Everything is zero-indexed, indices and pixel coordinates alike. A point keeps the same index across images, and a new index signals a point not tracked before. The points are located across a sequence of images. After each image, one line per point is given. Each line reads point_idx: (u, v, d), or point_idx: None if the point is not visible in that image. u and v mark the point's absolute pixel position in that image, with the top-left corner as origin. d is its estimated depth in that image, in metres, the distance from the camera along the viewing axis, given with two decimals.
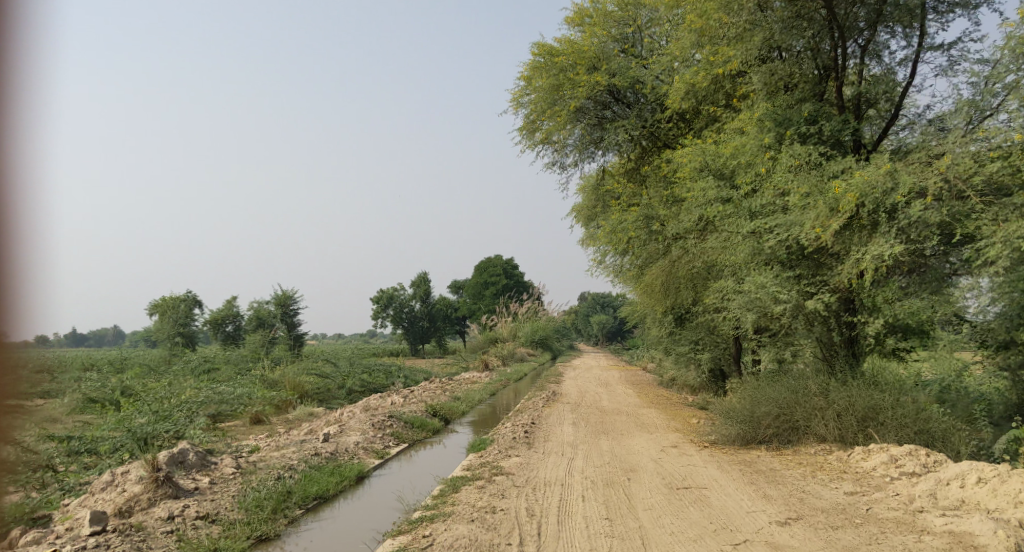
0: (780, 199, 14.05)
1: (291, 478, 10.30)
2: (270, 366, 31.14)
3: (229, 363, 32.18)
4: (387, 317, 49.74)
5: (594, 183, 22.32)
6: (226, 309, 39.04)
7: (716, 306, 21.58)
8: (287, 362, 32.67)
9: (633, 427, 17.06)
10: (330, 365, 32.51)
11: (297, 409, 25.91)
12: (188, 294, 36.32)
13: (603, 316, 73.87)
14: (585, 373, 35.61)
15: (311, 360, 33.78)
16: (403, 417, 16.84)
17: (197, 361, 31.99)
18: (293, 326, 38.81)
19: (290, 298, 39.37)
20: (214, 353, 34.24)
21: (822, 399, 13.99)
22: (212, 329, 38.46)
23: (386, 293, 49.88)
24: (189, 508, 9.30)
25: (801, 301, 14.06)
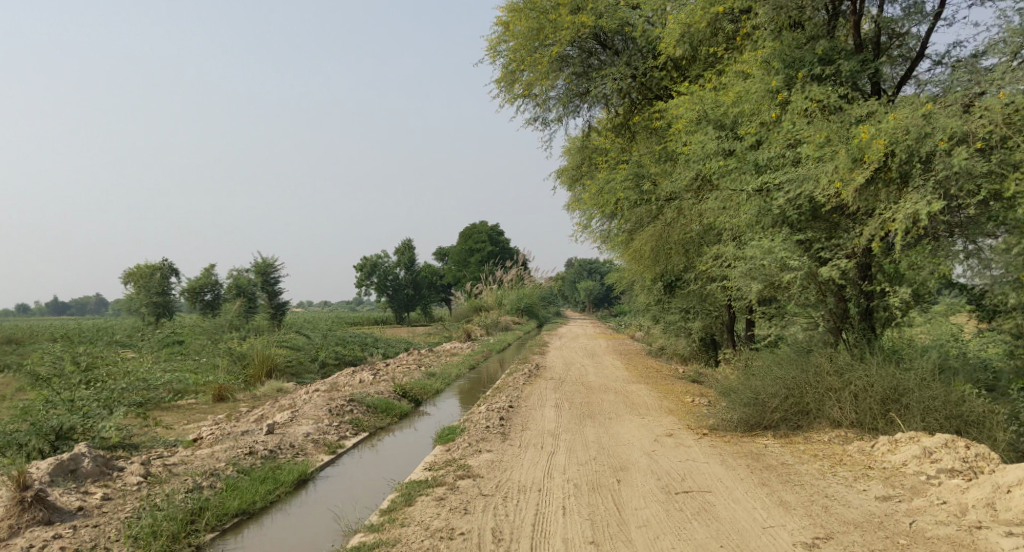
0: (790, 150, 12.23)
1: (208, 490, 8.72)
2: (239, 337, 29.27)
3: (198, 335, 30.23)
4: (371, 285, 47.87)
5: (579, 142, 20.49)
6: (203, 277, 36.92)
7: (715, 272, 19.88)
8: (261, 333, 30.78)
9: (622, 409, 15.40)
10: (307, 337, 30.71)
11: (264, 385, 24.15)
12: (164, 262, 33.86)
13: (591, 282, 72.12)
14: (573, 342, 34.05)
15: (284, 331, 31.88)
16: (366, 401, 15.14)
17: (165, 334, 29.97)
18: (273, 294, 37.06)
19: (268, 266, 37.64)
20: (180, 325, 32.30)
21: (836, 378, 12.30)
22: (189, 298, 36.32)
23: (369, 260, 47.96)
24: (56, 542, 7.79)
25: (814, 269, 12.36)
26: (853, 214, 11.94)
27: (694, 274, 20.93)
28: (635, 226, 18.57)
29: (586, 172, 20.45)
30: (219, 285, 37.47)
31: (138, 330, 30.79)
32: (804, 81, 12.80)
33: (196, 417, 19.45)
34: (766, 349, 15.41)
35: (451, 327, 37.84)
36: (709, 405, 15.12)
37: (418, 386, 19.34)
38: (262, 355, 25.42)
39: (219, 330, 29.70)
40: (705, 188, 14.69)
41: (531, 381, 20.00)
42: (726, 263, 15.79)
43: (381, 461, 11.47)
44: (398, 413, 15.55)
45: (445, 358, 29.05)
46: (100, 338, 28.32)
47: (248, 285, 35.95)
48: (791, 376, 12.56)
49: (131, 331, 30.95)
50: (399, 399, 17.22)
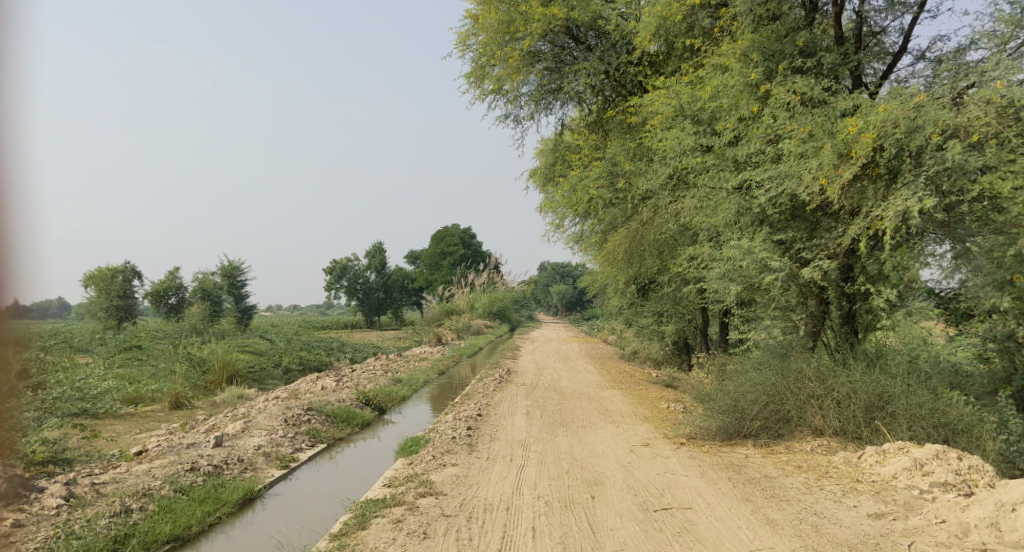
0: (771, 146, 11.66)
1: (138, 511, 8.23)
2: (199, 341, 28.26)
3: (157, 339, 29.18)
4: (341, 288, 46.91)
5: (551, 142, 19.88)
6: (167, 280, 35.69)
7: (689, 274, 19.32)
8: (223, 337, 29.79)
9: (594, 417, 14.74)
10: (273, 340, 29.82)
11: (224, 392, 23.23)
12: (126, 265, 32.67)
13: (563, 286, 71.57)
14: (544, 346, 33.42)
15: (248, 335, 30.90)
16: (324, 410, 14.43)
17: (123, 339, 28.89)
18: (240, 298, 36.31)
19: (235, 269, 36.83)
20: (139, 329, 31.21)
21: (818, 384, 11.70)
22: (153, 302, 35.16)
23: (339, 263, 47.03)
24: None
25: (796, 270, 11.77)
26: (838, 211, 11.36)
27: (667, 276, 20.38)
28: (609, 226, 17.97)
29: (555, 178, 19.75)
30: (184, 289, 36.36)
31: (98, 334, 29.70)
32: (784, 73, 12.25)
33: (149, 426, 18.57)
34: (743, 353, 14.85)
35: (421, 330, 37.07)
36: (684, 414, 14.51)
37: (382, 393, 18.60)
38: (223, 360, 24.52)
39: (181, 333, 28.73)
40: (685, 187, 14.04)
41: (501, 388, 19.31)
42: (703, 264, 15.19)
43: (336, 478, 10.80)
44: (358, 423, 14.78)
45: (414, 363, 28.30)
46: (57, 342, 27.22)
47: (214, 289, 34.95)
48: (771, 382, 11.94)
49: (90, 335, 29.83)
50: (361, 407, 16.48)
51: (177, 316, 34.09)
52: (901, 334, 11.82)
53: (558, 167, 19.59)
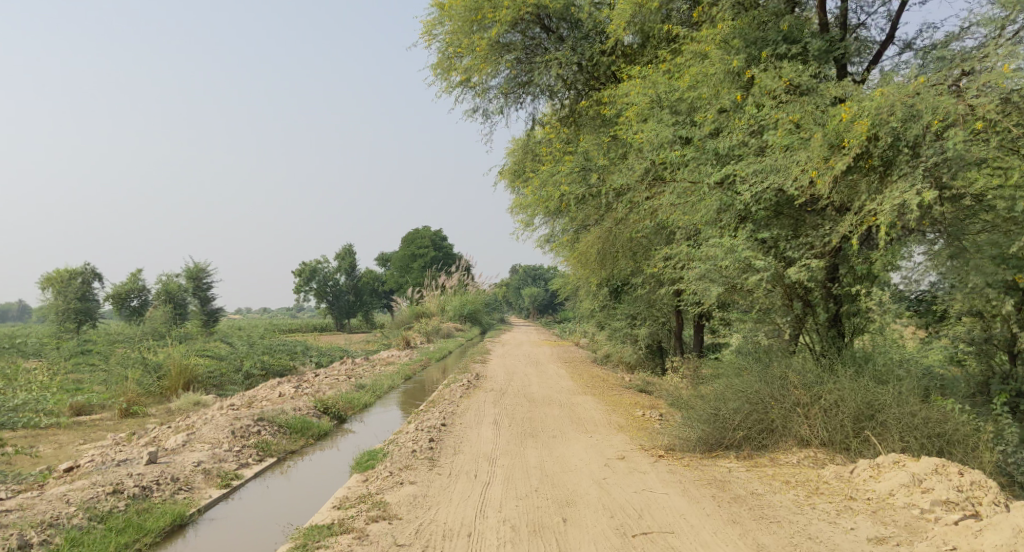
0: (754, 138, 10.91)
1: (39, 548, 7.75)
2: (156, 343, 27.13)
3: (113, 342, 27.98)
4: (310, 291, 45.79)
5: (522, 141, 19.09)
6: (129, 282, 34.45)
7: (665, 274, 18.56)
8: (182, 340, 28.64)
9: (566, 426, 13.89)
10: (235, 343, 28.74)
11: (180, 399, 22.20)
12: (86, 266, 31.46)
13: (535, 290, 70.73)
14: (515, 350, 32.58)
15: (209, 339, 29.75)
16: (277, 421, 13.56)
17: (76, 343, 27.66)
18: (206, 301, 35.22)
19: (201, 271, 35.76)
20: (94, 332, 29.95)
21: (804, 391, 10.92)
22: (114, 305, 33.88)
23: (307, 265, 45.93)
24: None
25: (781, 270, 11.01)
26: (827, 206, 10.60)
27: (641, 277, 19.63)
28: (582, 224, 17.19)
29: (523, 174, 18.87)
30: (147, 291, 35.12)
31: (54, 337, 28.44)
32: (768, 60, 11.50)
33: (98, 435, 17.57)
34: (722, 359, 14.10)
35: (390, 333, 36.08)
36: (660, 423, 13.71)
37: (343, 401, 17.69)
38: (180, 365, 23.34)
39: (139, 336, 27.60)
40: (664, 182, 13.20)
41: (468, 394, 18.45)
42: (680, 265, 14.45)
43: (284, 499, 9.94)
44: (314, 434, 13.85)
45: (380, 368, 27.38)
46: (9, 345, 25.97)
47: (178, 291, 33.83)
48: (755, 388, 11.14)
49: (45, 337, 28.57)
50: (319, 416, 15.60)
51: (138, 318, 32.90)
52: (892, 338, 11.09)
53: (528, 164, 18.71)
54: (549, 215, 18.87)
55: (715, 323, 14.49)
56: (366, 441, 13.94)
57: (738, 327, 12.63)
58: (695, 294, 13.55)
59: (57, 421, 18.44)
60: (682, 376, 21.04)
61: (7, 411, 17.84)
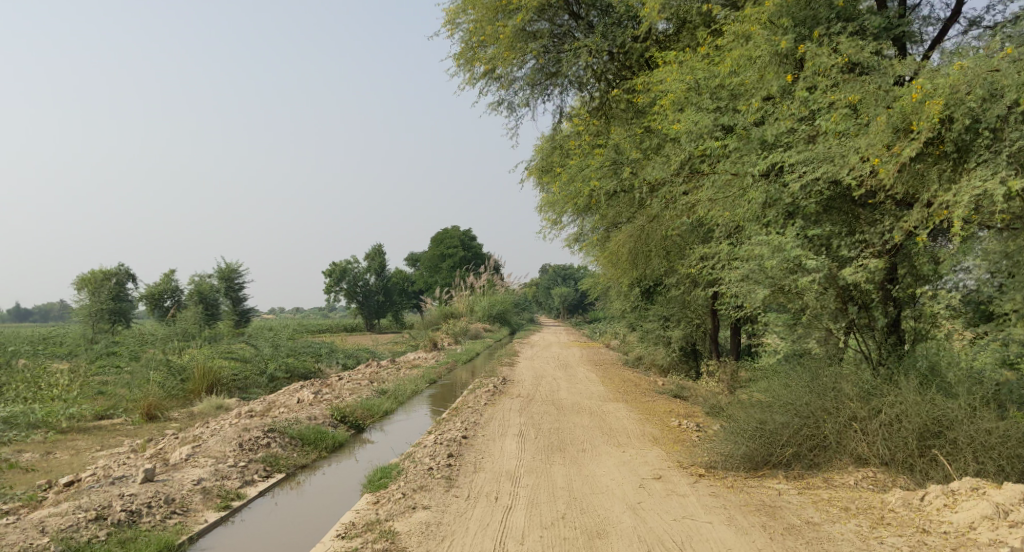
0: (805, 124, 9.88)
1: None
2: (180, 344, 26.50)
3: (138, 341, 27.39)
4: (340, 291, 45.18)
5: (547, 143, 18.07)
6: (162, 283, 33.97)
7: (702, 275, 17.58)
8: (207, 341, 28.01)
9: (597, 439, 12.91)
10: (262, 342, 28.12)
11: (202, 403, 21.50)
12: (120, 266, 30.94)
13: (565, 289, 69.64)
14: (544, 351, 31.64)
15: (235, 340, 29.08)
16: (289, 432, 12.76)
17: (102, 343, 27.11)
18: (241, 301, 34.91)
19: (233, 271, 35.35)
20: (118, 332, 29.40)
21: (861, 404, 9.89)
22: (147, 306, 33.36)
23: (338, 265, 45.32)
24: None
25: (836, 271, 9.99)
26: (888, 200, 9.55)
27: (676, 278, 18.64)
28: (614, 220, 16.22)
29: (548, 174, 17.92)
30: (180, 291, 34.64)
31: (85, 336, 27.98)
32: (820, 39, 10.45)
33: (114, 442, 16.92)
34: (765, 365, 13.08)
35: (417, 334, 35.28)
36: (699, 437, 12.71)
37: (363, 408, 16.89)
38: (203, 368, 22.66)
39: (164, 336, 27.04)
40: (704, 175, 12.19)
41: (494, 401, 17.55)
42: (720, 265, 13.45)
43: (289, 521, 9.13)
44: (329, 445, 13.00)
45: (406, 371, 26.58)
46: (39, 345, 25.52)
47: (212, 291, 33.35)
48: (805, 401, 10.12)
49: (75, 337, 28.12)
50: (335, 426, 14.79)
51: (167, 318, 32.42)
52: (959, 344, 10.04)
53: (551, 163, 17.77)
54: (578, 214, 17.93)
55: (758, 327, 13.47)
56: (385, 452, 13.07)
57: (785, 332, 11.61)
58: (736, 296, 12.55)
59: (73, 425, 17.82)
60: (719, 381, 19.99)
61: (22, 415, 17.23)
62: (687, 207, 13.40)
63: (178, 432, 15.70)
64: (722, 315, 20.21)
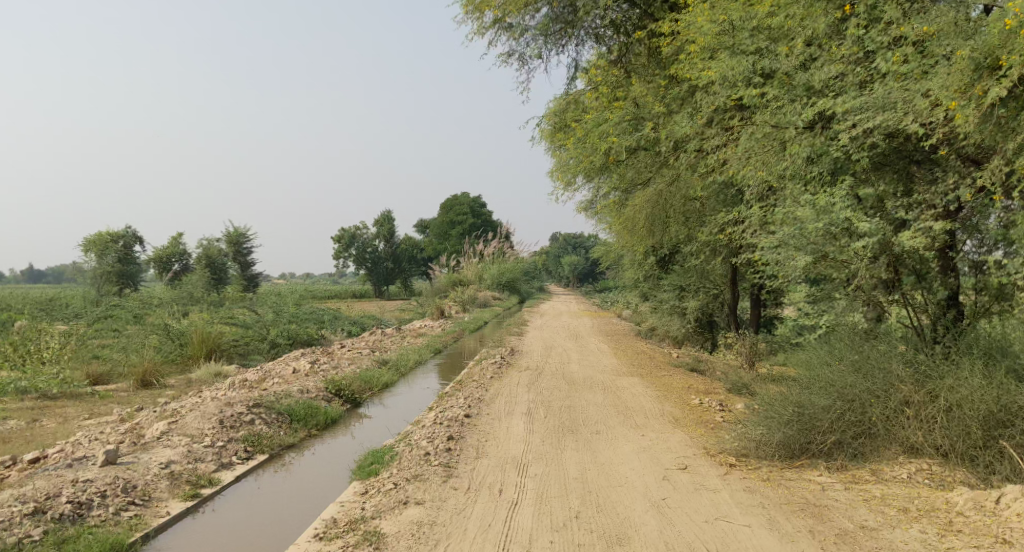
0: (859, 66, 8.65)
1: None
2: (179, 306, 25.47)
3: (136, 304, 26.37)
4: (349, 257, 44.16)
5: (558, 107, 16.09)
6: (170, 245, 32.80)
7: (725, 241, 16.36)
8: (208, 304, 26.97)
9: (612, 419, 11.81)
10: (265, 307, 27.08)
11: (200, 369, 20.47)
12: (127, 228, 29.67)
13: (575, 257, 68.36)
14: (554, 321, 30.52)
15: (237, 304, 28.03)
16: (276, 408, 11.68)
17: (101, 305, 26.10)
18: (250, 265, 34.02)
19: (242, 235, 34.26)
20: (117, 295, 28.36)
21: (914, 387, 8.72)
22: (156, 269, 32.24)
23: (347, 231, 44.28)
24: None
25: (890, 235, 8.79)
26: (954, 154, 8.32)
27: (696, 245, 17.41)
28: (634, 181, 15.00)
29: (557, 133, 16.61)
30: (188, 255, 33.57)
31: (87, 298, 26.98)
32: None
33: (101, 409, 15.91)
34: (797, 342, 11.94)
35: (424, 302, 34.19)
36: (725, 420, 11.58)
37: (361, 380, 15.81)
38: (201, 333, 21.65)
39: (164, 300, 26.01)
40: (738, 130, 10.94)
41: (500, 375, 16.44)
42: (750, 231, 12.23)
43: (265, 518, 8.09)
44: (320, 423, 11.93)
45: (411, 340, 25.49)
46: (39, 307, 24.53)
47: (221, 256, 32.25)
48: (850, 382, 8.96)
49: (78, 300, 27.15)
50: (329, 400, 13.74)
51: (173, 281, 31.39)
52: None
53: (556, 121, 16.46)
54: (590, 176, 16.67)
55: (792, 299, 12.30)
56: (382, 430, 11.98)
57: (826, 305, 10.42)
58: (770, 264, 11.34)
59: (61, 391, 16.83)
60: (739, 355, 18.82)
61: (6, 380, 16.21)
62: (719, 165, 12.13)
63: (165, 403, 14.67)
64: (743, 285, 18.98)
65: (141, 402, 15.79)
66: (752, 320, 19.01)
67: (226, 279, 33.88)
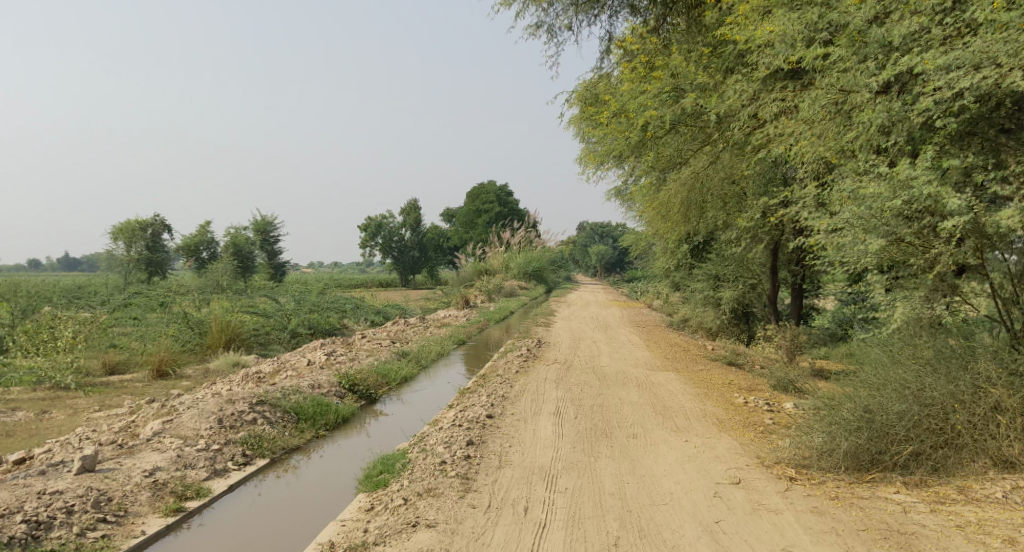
0: (943, 17, 7.69)
1: None
2: (196, 294, 24.62)
3: (154, 291, 25.53)
4: (375, 246, 43.27)
5: (591, 82, 14.95)
6: (199, 233, 31.74)
7: (768, 224, 15.18)
8: (227, 291, 26.06)
9: (650, 424, 10.72)
10: (287, 295, 26.18)
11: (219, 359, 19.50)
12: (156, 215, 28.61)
13: (603, 246, 67.03)
14: (583, 311, 29.39)
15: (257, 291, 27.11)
16: (282, 405, 10.70)
17: (118, 293, 25.28)
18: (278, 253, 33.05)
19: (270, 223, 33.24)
20: (136, 283, 27.54)
21: (1007, 391, 7.61)
22: (185, 257, 31.26)
23: (373, 220, 43.40)
24: None
25: (982, 214, 7.66)
26: None
27: (735, 234, 16.22)
28: (673, 160, 13.82)
29: (587, 110, 15.45)
30: (216, 243, 32.67)
31: (111, 286, 26.20)
32: None
33: (110, 401, 15.01)
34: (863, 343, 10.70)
35: (449, 291, 33.22)
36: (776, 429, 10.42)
37: (379, 374, 14.81)
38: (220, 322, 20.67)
39: (180, 289, 25.16)
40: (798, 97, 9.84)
41: (526, 369, 15.39)
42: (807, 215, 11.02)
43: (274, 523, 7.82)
44: (330, 422, 10.92)
45: (435, 330, 24.48)
46: (63, 295, 23.73)
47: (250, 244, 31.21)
48: (930, 385, 7.84)
49: (100, 287, 26.33)
50: (342, 397, 12.75)
51: (198, 269, 30.52)
52: None
53: (586, 98, 15.28)
54: (622, 158, 15.50)
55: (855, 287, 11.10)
56: (399, 428, 11.05)
57: (899, 295, 9.25)
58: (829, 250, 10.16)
59: (73, 382, 15.92)
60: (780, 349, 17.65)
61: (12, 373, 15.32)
62: (772, 137, 10.95)
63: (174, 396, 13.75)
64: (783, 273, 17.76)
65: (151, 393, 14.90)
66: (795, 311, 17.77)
67: (253, 268, 33.02)
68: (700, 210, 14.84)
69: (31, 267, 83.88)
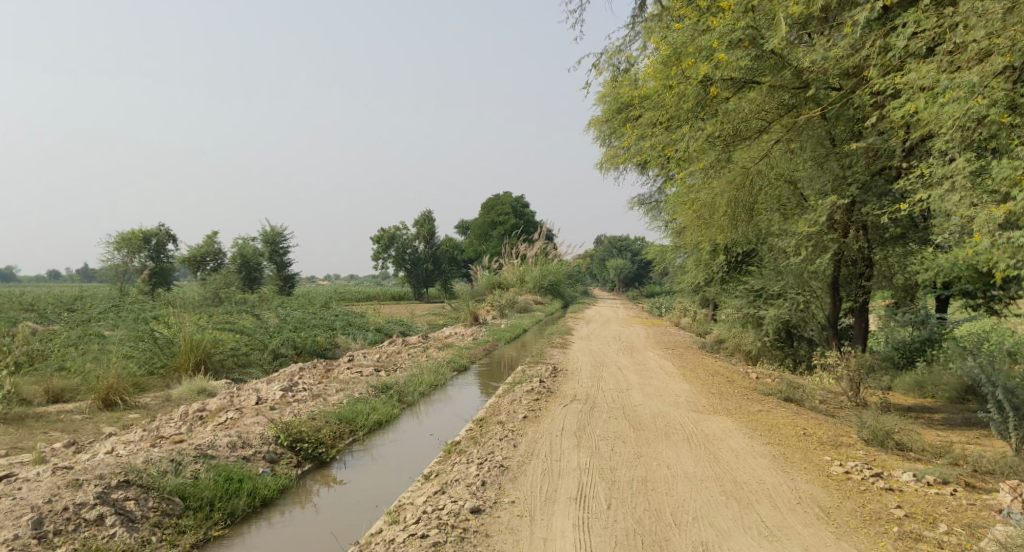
0: None
1: None
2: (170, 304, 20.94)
3: (121, 300, 21.81)
4: (388, 260, 39.87)
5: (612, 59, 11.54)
6: (206, 243, 28.13)
7: (834, 227, 11.12)
8: (210, 302, 22.36)
9: (725, 516, 7.34)
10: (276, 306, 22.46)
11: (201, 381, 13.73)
12: (162, 226, 25.02)
13: (621, 260, 62.84)
14: (605, 330, 25.55)
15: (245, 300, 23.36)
16: (160, 488, 7.25)
17: (84, 302, 21.60)
18: (286, 267, 29.35)
19: (280, 235, 29.58)
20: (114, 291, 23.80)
21: None
22: (189, 269, 27.60)
23: (386, 231, 39.92)
24: None
25: None
26: None
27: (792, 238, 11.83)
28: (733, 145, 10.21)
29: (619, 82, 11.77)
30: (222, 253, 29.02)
31: (109, 296, 22.50)
32: None
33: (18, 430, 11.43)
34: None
35: (460, 307, 29.55)
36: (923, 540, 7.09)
37: (339, 419, 11.13)
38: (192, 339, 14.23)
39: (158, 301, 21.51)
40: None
41: (536, 412, 11.67)
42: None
43: None
44: (238, 511, 7.38)
45: (435, 353, 20.70)
46: (51, 306, 20.14)
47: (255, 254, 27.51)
48: None
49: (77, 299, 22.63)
50: (271, 463, 9.13)
51: (199, 280, 26.86)
52: None
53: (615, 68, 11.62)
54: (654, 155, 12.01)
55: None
56: (358, 510, 7.64)
57: None
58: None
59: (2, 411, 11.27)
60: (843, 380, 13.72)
61: None
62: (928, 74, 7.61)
63: (81, 446, 10.14)
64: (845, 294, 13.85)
65: (78, 427, 11.13)
66: (859, 338, 13.49)
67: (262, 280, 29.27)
68: (751, 213, 11.02)
69: (48, 278, 80.92)
